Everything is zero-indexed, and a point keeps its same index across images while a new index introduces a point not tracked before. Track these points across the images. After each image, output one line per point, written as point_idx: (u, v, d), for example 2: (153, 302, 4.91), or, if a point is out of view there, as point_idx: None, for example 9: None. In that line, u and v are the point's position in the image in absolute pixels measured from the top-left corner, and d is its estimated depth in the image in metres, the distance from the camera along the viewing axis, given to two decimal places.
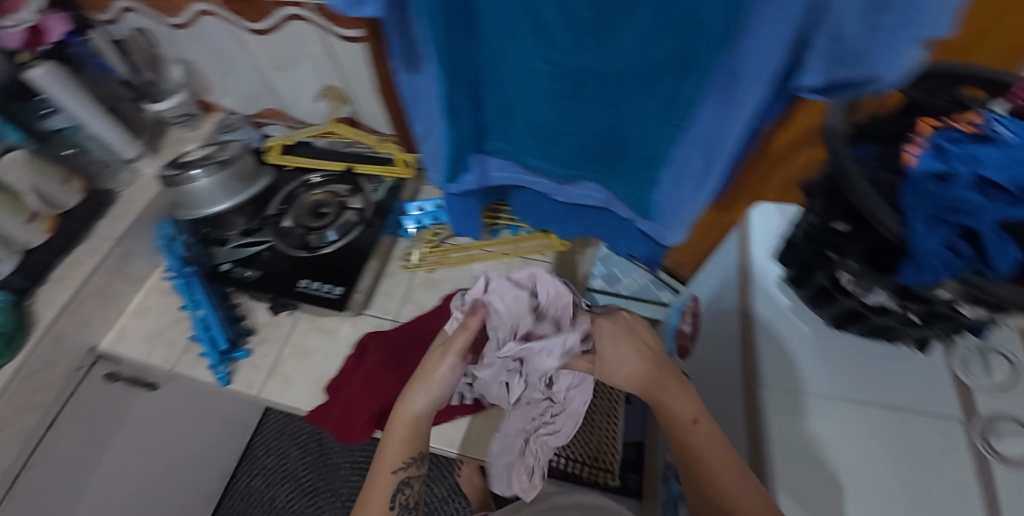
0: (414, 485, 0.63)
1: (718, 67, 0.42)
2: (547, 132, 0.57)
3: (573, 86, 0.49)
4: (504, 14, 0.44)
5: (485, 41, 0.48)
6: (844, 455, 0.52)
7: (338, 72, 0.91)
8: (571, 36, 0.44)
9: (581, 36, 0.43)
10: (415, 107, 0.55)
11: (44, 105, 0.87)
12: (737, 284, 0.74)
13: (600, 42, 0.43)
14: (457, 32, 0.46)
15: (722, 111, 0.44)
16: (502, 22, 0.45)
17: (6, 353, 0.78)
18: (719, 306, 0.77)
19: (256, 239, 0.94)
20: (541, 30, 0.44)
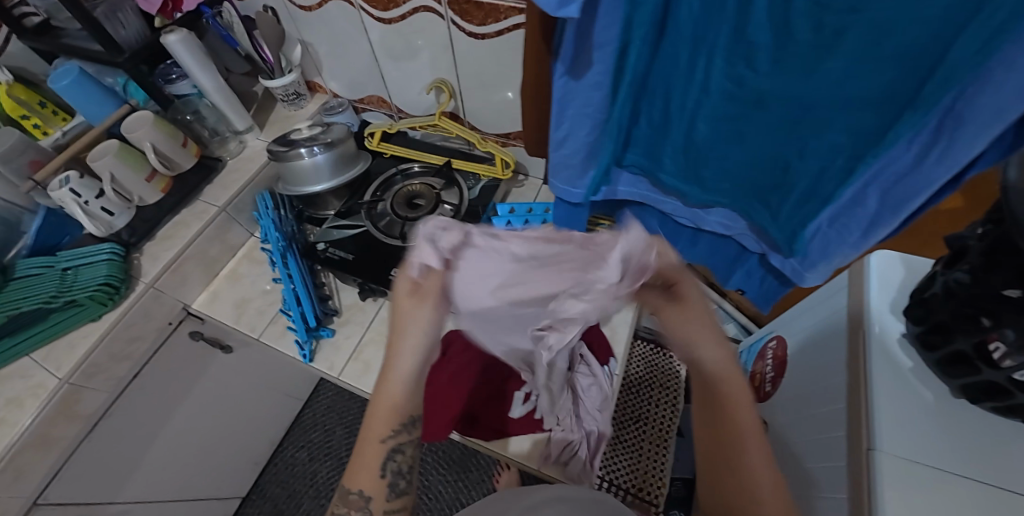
0: (406, 450, 0.54)
1: (934, 112, 0.38)
2: (699, 155, 0.55)
3: (746, 112, 0.47)
4: (700, 29, 0.43)
5: (664, 54, 0.47)
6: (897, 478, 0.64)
7: (453, 66, 0.91)
8: (771, 62, 0.41)
9: (783, 62, 0.41)
10: (564, 114, 0.56)
11: (171, 71, 0.92)
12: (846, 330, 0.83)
13: (799, 70, 0.41)
14: (642, 42, 0.46)
15: (922, 155, 0.42)
16: (694, 38, 0.44)
17: (110, 302, 0.81)
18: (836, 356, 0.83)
19: (351, 222, 0.95)
20: (739, 50, 0.42)
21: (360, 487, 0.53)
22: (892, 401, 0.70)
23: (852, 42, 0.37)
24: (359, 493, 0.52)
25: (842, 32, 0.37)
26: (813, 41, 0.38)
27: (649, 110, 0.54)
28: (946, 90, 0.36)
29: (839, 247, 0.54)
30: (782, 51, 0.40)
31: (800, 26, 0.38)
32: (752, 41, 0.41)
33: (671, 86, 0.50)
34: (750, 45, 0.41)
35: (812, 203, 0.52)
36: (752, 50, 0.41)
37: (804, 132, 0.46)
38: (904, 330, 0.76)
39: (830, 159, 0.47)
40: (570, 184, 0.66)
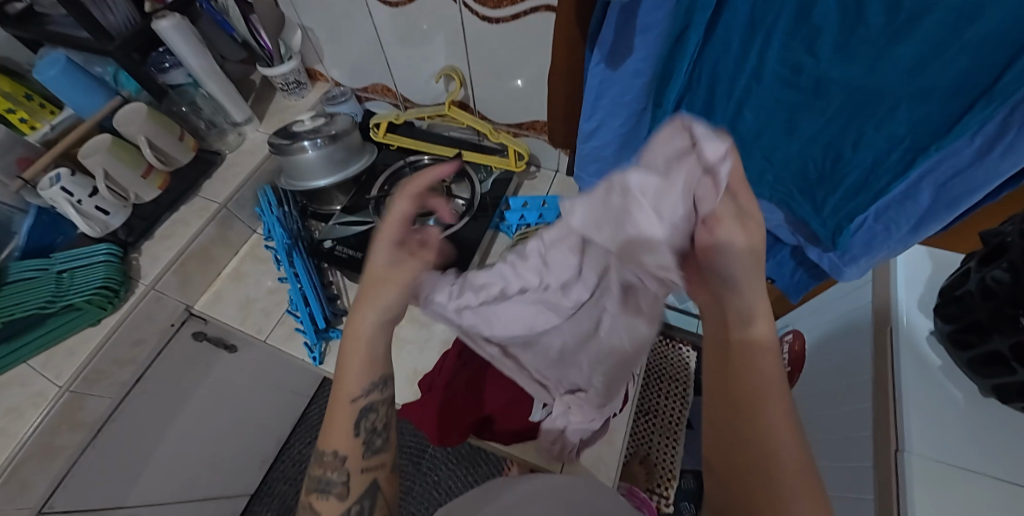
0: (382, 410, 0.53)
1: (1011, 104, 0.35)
2: (742, 146, 0.52)
3: (801, 99, 0.44)
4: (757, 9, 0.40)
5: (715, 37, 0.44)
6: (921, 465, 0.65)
7: (464, 53, 0.87)
8: (835, 47, 0.39)
9: (847, 48, 0.38)
10: (596, 103, 0.54)
11: (164, 58, 0.86)
12: (869, 324, 0.83)
13: (865, 53, 0.38)
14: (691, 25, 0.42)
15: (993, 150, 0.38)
16: (751, 18, 0.41)
17: (110, 306, 0.78)
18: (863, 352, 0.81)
19: (359, 218, 0.91)
20: (800, 34, 0.39)
21: (334, 449, 0.51)
22: (920, 402, 0.70)
23: (930, 26, 0.34)
24: (334, 455, 0.51)
25: (918, 17, 0.34)
26: (885, 25, 0.36)
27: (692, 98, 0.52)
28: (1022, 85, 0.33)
29: (885, 243, 0.51)
30: (848, 36, 0.38)
31: (872, 11, 0.35)
32: (816, 24, 0.38)
33: (718, 74, 0.47)
34: (814, 29, 0.38)
35: (861, 197, 0.49)
36: (814, 33, 0.39)
37: (861, 124, 0.43)
38: (933, 328, 0.74)
39: (886, 151, 0.44)
40: (597, 176, 0.64)
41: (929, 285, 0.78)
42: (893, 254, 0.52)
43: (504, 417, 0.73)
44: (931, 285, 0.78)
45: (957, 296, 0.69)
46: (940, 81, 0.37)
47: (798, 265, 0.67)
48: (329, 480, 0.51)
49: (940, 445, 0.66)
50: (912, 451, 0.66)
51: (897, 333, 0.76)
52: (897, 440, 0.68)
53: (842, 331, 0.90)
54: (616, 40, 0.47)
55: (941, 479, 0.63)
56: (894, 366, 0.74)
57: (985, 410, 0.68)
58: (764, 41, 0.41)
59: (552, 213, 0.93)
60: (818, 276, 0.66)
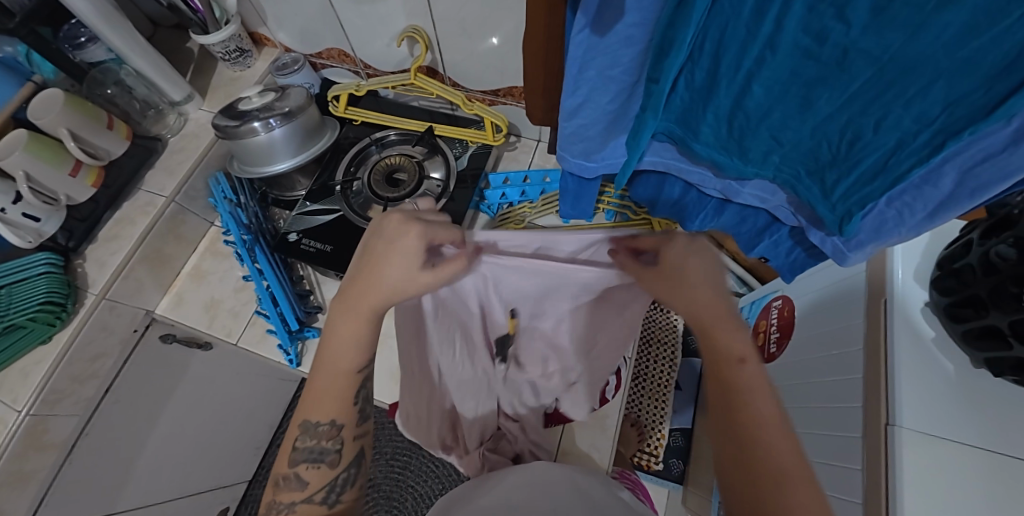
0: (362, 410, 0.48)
1: None
2: (747, 126, 0.46)
3: (823, 71, 0.37)
4: None
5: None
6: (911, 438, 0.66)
7: (425, 10, 0.76)
8: (870, 12, 0.31)
9: (886, 12, 0.31)
10: (579, 76, 0.47)
11: (79, 33, 0.76)
12: (863, 294, 0.81)
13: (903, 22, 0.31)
14: None
15: None
16: None
17: (59, 321, 0.72)
18: (854, 322, 0.80)
19: (325, 206, 0.83)
20: None
21: (329, 418, 0.47)
22: (910, 374, 0.69)
23: None
24: (329, 424, 0.46)
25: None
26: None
27: (690, 71, 0.44)
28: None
29: (896, 228, 0.46)
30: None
31: None
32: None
33: (725, 44, 0.39)
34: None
35: (876, 183, 0.43)
36: None
37: (888, 102, 0.37)
38: (929, 299, 0.73)
39: (912, 133, 0.38)
40: (583, 156, 0.57)
41: (929, 255, 0.76)
42: (905, 240, 0.47)
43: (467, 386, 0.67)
44: (930, 255, 0.76)
45: (954, 268, 0.67)
46: (989, 57, 0.30)
47: (796, 242, 0.63)
48: (320, 450, 0.47)
49: (926, 416, 0.67)
50: (902, 424, 0.66)
51: (891, 304, 0.74)
52: (887, 414, 0.68)
53: (830, 299, 0.89)
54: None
55: (926, 449, 0.65)
56: (888, 342, 0.72)
57: (970, 387, 0.69)
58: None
59: (535, 190, 0.86)
60: (816, 254, 0.63)
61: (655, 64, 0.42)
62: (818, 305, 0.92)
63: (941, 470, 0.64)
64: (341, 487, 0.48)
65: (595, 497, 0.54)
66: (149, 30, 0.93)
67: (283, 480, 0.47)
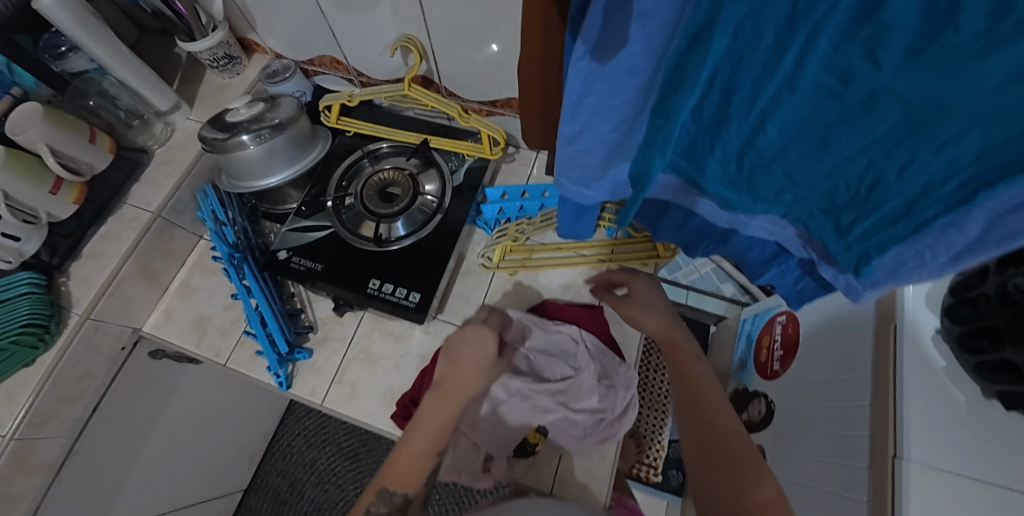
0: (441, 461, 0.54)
1: None
2: (759, 164, 0.43)
3: (843, 110, 0.34)
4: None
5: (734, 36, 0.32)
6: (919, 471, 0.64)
7: (420, 19, 0.72)
8: (904, 55, 0.28)
9: (923, 55, 0.27)
10: (579, 103, 0.43)
11: (59, 42, 0.73)
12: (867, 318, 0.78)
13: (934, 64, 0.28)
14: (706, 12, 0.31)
15: None
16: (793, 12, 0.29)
17: (42, 343, 0.70)
18: (861, 347, 0.77)
19: (317, 222, 0.81)
20: (860, 34, 0.28)
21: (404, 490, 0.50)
22: (919, 402, 0.67)
23: None
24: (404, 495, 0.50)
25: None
26: (982, 30, 0.24)
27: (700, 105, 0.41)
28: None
29: (915, 270, 0.42)
30: (926, 42, 0.27)
31: (968, 14, 0.24)
32: (884, 22, 0.27)
33: (737, 80, 0.36)
34: (878, 33, 0.27)
35: (897, 227, 0.40)
36: (879, 36, 0.28)
37: (914, 146, 0.34)
38: (940, 326, 0.70)
39: (940, 180, 0.35)
40: (581, 183, 0.54)
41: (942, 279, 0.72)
42: (925, 282, 0.43)
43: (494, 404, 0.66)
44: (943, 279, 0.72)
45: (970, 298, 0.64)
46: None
47: (805, 270, 0.60)
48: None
49: (937, 451, 0.65)
50: (910, 458, 0.65)
51: (898, 328, 0.72)
52: (895, 446, 0.66)
53: (835, 319, 0.86)
54: (606, 29, 0.35)
55: (936, 486, 0.63)
56: (898, 371, 0.70)
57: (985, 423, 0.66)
58: (809, 36, 0.30)
59: (534, 205, 0.81)
60: (826, 284, 0.59)
61: (664, 98, 0.39)
62: (824, 325, 0.89)
63: (951, 506, 0.61)
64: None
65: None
66: (136, 35, 0.90)
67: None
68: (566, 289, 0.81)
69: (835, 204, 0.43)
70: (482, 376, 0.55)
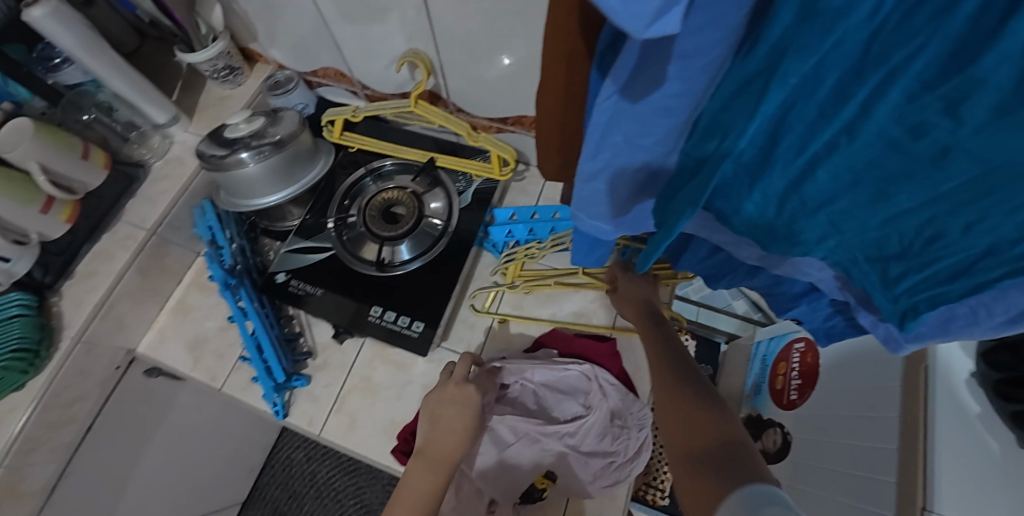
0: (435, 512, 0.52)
1: None
2: (801, 210, 0.38)
3: (908, 161, 0.30)
4: (875, 38, 0.24)
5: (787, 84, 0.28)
6: None
7: (428, 32, 0.69)
8: (991, 113, 0.23)
9: (1014, 116, 0.23)
10: (601, 141, 0.40)
11: (53, 53, 0.70)
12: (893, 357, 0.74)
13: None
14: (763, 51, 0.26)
15: None
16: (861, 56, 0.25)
17: (32, 368, 0.67)
18: (887, 387, 0.73)
19: (316, 243, 0.78)
20: (942, 86, 0.24)
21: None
22: (950, 450, 0.63)
23: None
24: None
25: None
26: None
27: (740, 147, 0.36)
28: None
29: (968, 325, 0.39)
30: (1019, 103, 0.22)
31: None
32: (974, 77, 0.22)
33: (787, 123, 0.32)
34: (965, 87, 0.23)
35: (956, 283, 0.36)
36: (966, 89, 0.23)
37: (986, 207, 0.29)
38: (975, 370, 0.66)
39: (1008, 242, 0.31)
40: (602, 219, 0.50)
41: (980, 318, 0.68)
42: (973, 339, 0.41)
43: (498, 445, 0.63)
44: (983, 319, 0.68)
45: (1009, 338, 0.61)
46: None
47: (837, 309, 0.55)
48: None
49: (967, 503, 0.60)
50: (939, 511, 0.60)
51: (931, 368, 0.67)
52: (924, 496, 0.61)
53: (858, 353, 0.82)
54: (637, 66, 0.32)
55: None
56: (929, 415, 0.65)
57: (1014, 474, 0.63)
58: (881, 82, 0.26)
59: (544, 228, 0.78)
60: (859, 327, 0.55)
61: (702, 141, 0.35)
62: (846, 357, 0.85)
63: None
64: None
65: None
66: (135, 42, 0.87)
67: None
68: (577, 316, 0.77)
69: (882, 255, 0.39)
70: (467, 434, 0.55)
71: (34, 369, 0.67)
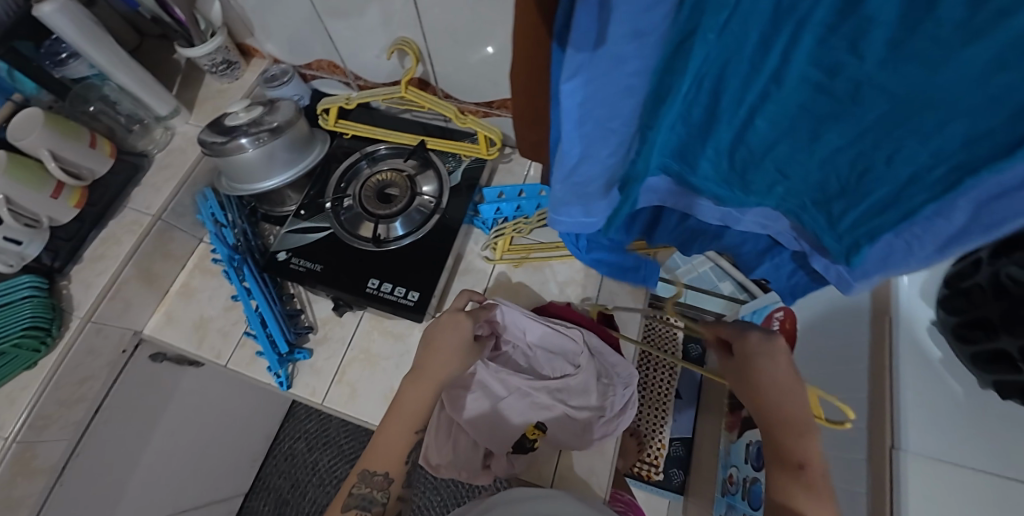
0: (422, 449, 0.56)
1: None
2: (750, 158, 0.40)
3: (833, 103, 0.32)
4: None
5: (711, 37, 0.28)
6: (917, 455, 0.64)
7: (415, 22, 0.73)
8: (888, 46, 0.26)
9: (905, 47, 0.26)
10: (577, 130, 0.37)
11: (60, 48, 0.74)
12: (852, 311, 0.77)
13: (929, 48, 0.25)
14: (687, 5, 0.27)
15: None
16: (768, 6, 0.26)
17: (44, 346, 0.70)
18: (845, 343, 0.76)
19: (315, 224, 0.82)
20: (843, 29, 0.26)
21: (385, 469, 0.53)
22: (915, 394, 0.67)
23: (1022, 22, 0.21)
24: (383, 475, 0.53)
25: (1009, 13, 0.21)
26: (961, 18, 0.23)
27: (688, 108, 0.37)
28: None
29: (903, 261, 0.39)
30: (908, 32, 0.25)
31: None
32: (865, 15, 0.25)
33: (725, 78, 0.33)
34: (863, 24, 0.25)
35: (886, 216, 0.37)
36: (863, 27, 0.25)
37: (903, 136, 0.31)
38: (934, 318, 0.70)
39: (926, 168, 0.32)
40: (582, 209, 0.47)
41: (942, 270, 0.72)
42: (916, 272, 0.40)
43: (491, 400, 0.67)
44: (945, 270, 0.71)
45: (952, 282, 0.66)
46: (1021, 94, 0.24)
47: (797, 265, 0.59)
48: (371, 498, 0.52)
49: (934, 438, 0.64)
50: (907, 449, 0.64)
51: (895, 315, 0.71)
52: (892, 436, 0.65)
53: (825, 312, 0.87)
54: (599, 46, 0.30)
55: (933, 474, 0.62)
56: (893, 361, 0.68)
57: (979, 418, 0.67)
58: (793, 32, 0.28)
59: (530, 205, 0.82)
60: (819, 278, 0.59)
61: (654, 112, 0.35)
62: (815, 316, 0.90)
63: (947, 492, 0.61)
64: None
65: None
66: (136, 41, 0.91)
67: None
68: (565, 284, 0.81)
69: (827, 198, 0.41)
70: (456, 358, 0.56)
71: (45, 345, 0.70)
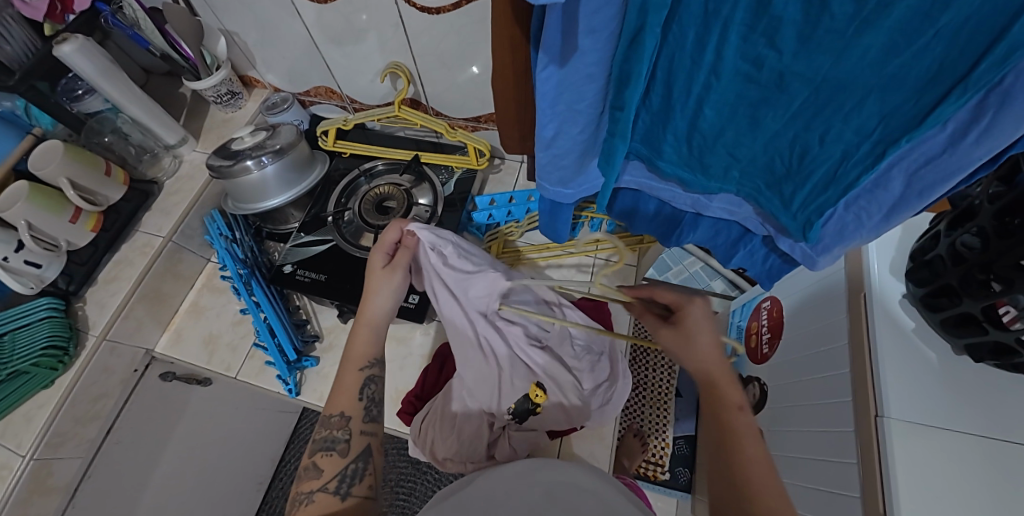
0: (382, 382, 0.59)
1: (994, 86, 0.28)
2: (705, 145, 0.43)
3: (767, 90, 0.36)
4: None
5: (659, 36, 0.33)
6: (905, 429, 0.60)
7: (406, 47, 0.80)
8: (797, 39, 0.31)
9: (812, 40, 0.31)
10: (550, 111, 0.43)
11: (76, 85, 0.79)
12: (825, 294, 0.80)
13: (828, 40, 0.30)
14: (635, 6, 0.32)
15: (976, 138, 0.31)
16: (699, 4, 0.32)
17: (61, 365, 0.73)
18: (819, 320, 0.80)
19: (317, 237, 0.86)
20: (760, 26, 0.31)
21: (340, 410, 0.56)
22: (895, 365, 0.64)
23: (903, 11, 0.27)
24: (340, 416, 0.55)
25: (889, 3, 0.27)
26: (852, 12, 0.28)
27: (647, 95, 0.42)
28: (1004, 71, 0.26)
29: (856, 232, 0.43)
30: (812, 27, 0.30)
31: None
32: (775, 15, 0.30)
33: (676, 66, 0.37)
34: (773, 21, 0.30)
35: (829, 193, 0.41)
36: (776, 24, 0.31)
37: (830, 116, 0.35)
38: (906, 291, 0.69)
39: (855, 144, 0.36)
40: (560, 184, 0.54)
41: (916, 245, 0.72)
42: (867, 242, 0.44)
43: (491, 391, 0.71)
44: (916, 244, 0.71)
45: (914, 251, 0.67)
46: (915, 70, 0.30)
47: (770, 248, 0.63)
48: (333, 439, 0.54)
49: (916, 407, 0.62)
50: (891, 415, 0.61)
51: (869, 294, 0.70)
52: (875, 404, 0.62)
53: (799, 295, 0.90)
54: (571, 38, 0.36)
55: (920, 441, 0.59)
56: (871, 339, 0.67)
57: (974, 392, 0.62)
58: (722, 31, 0.33)
59: (521, 210, 0.88)
60: (791, 259, 0.62)
61: (620, 93, 0.40)
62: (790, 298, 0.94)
63: (936, 461, 0.58)
64: (351, 477, 0.51)
65: (606, 497, 0.52)
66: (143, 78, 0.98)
67: (305, 475, 0.52)
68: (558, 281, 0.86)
69: (777, 179, 0.44)
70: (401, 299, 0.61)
71: (60, 364, 0.73)
